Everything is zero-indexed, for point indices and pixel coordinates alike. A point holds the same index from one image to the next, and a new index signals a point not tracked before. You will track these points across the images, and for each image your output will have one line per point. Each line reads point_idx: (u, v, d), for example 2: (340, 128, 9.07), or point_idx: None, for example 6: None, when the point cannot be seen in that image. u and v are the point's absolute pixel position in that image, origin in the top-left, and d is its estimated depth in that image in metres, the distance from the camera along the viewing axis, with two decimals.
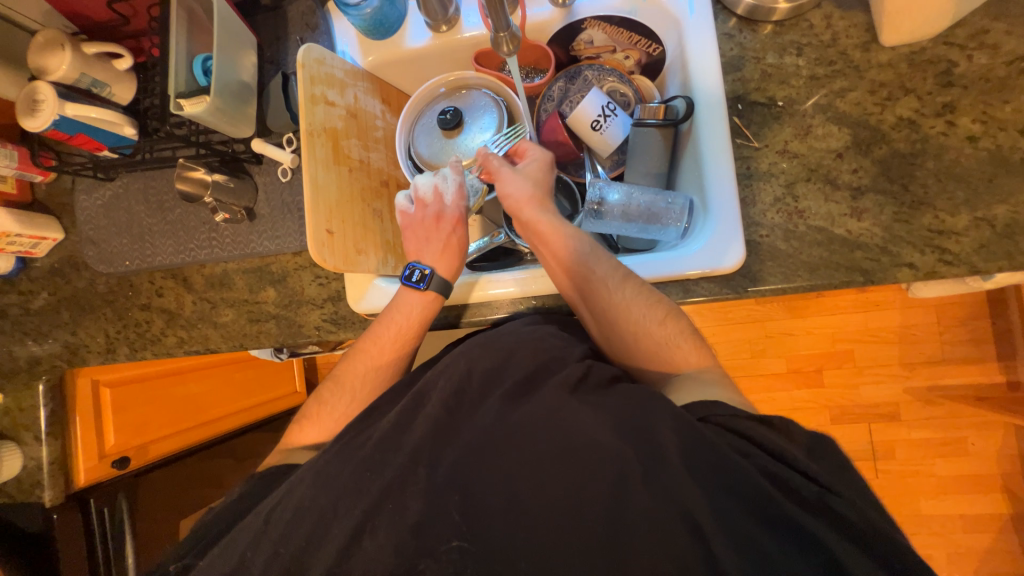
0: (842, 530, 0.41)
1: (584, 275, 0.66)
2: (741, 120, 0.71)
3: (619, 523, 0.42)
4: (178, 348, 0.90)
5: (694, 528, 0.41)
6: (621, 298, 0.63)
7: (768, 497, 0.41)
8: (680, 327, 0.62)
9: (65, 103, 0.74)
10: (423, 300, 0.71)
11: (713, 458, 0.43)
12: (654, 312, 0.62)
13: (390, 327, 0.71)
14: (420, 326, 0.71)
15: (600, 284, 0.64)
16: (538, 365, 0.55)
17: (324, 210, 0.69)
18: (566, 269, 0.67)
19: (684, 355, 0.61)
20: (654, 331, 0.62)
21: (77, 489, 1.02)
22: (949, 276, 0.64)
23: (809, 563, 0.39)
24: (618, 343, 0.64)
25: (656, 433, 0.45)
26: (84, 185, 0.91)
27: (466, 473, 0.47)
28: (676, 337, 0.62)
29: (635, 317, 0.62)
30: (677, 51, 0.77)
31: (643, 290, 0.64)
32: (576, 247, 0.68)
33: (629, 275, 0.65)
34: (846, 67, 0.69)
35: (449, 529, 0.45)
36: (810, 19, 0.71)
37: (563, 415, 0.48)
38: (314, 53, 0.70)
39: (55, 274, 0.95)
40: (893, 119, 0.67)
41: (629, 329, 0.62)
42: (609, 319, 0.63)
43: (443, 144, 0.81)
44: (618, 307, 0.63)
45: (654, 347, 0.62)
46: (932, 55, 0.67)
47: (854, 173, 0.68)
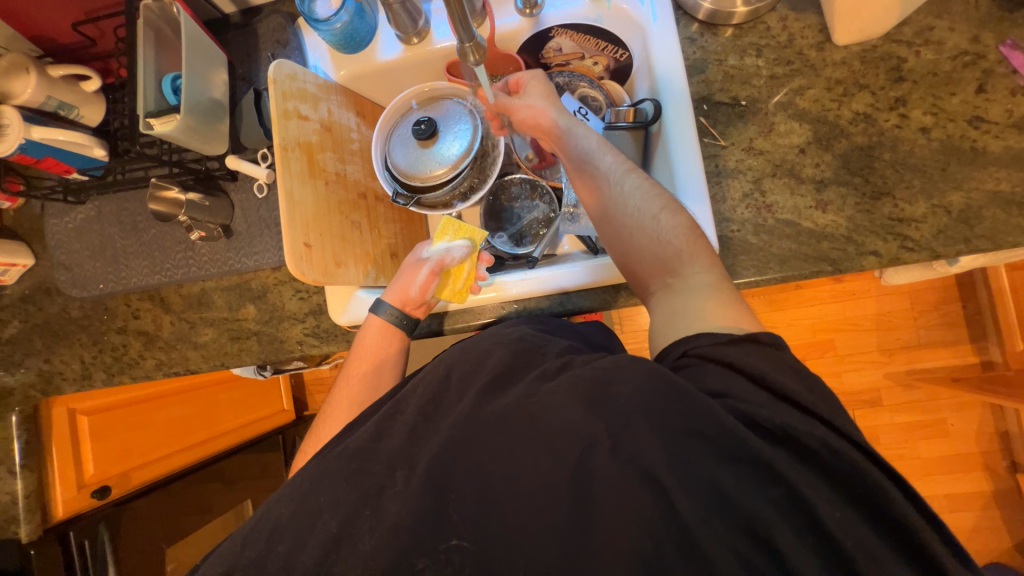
0: (795, 453, 0.42)
1: (590, 174, 0.68)
2: (707, 120, 0.74)
3: (591, 493, 0.43)
4: (157, 371, 0.88)
5: (651, 479, 0.41)
6: (621, 192, 0.65)
7: (722, 419, 0.42)
8: (677, 219, 0.61)
9: (32, 127, 0.73)
10: (386, 334, 0.75)
11: (675, 400, 0.43)
12: (652, 204, 0.62)
13: (357, 367, 0.73)
14: (386, 360, 0.74)
15: (603, 183, 0.67)
16: (515, 361, 0.55)
17: (300, 224, 0.69)
18: (574, 172, 0.71)
19: (677, 251, 0.60)
20: (649, 226, 0.62)
21: (56, 523, 0.98)
22: (911, 262, 0.67)
23: (767, 498, 0.40)
24: (615, 245, 0.66)
25: (624, 403, 0.45)
26: (54, 210, 0.90)
27: (455, 476, 0.46)
28: (673, 232, 0.61)
29: (633, 212, 0.63)
30: (643, 56, 0.79)
31: (644, 184, 0.65)
32: (582, 148, 0.70)
33: (631, 172, 0.66)
34: (803, 66, 0.72)
35: (444, 530, 0.45)
36: (767, 22, 0.74)
37: (537, 401, 0.48)
38: (285, 69, 0.71)
39: (26, 301, 0.93)
40: (849, 114, 0.70)
41: (625, 224, 0.63)
42: (608, 216, 0.66)
43: (420, 154, 0.80)
44: (616, 202, 0.65)
45: (649, 244, 0.61)
46: (882, 52, 0.70)
47: (817, 166, 0.70)
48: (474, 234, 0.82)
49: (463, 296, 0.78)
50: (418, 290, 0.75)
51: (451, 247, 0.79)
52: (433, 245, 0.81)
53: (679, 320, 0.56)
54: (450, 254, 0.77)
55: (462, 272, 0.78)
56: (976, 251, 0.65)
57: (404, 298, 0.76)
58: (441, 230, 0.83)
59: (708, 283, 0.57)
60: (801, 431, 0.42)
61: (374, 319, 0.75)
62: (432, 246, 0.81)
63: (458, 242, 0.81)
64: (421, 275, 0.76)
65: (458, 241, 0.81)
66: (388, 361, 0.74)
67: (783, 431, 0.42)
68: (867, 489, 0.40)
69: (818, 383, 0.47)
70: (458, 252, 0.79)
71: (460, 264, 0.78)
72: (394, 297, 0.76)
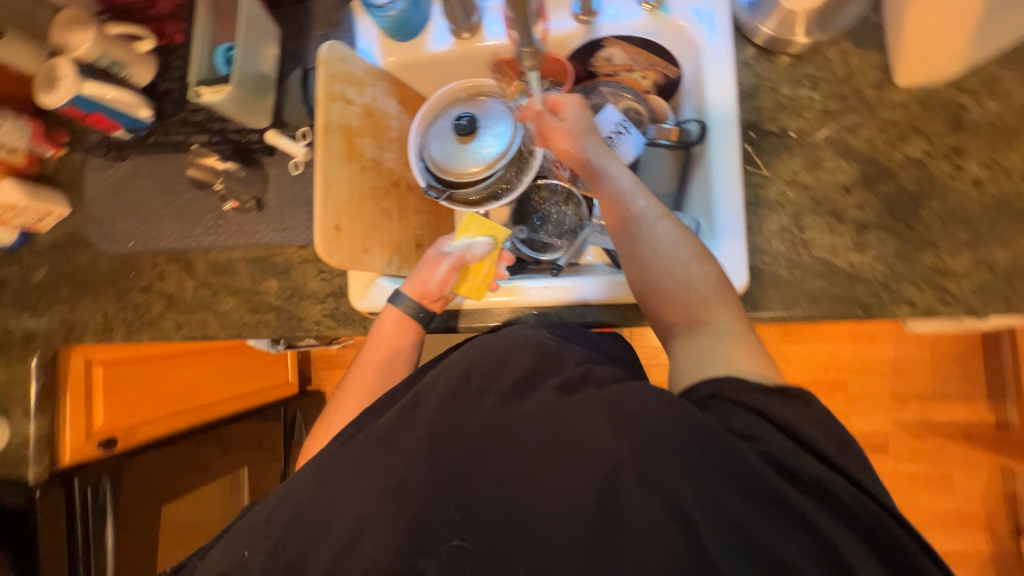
0: (827, 504, 0.41)
1: (622, 214, 0.67)
2: (752, 147, 0.72)
3: (615, 518, 0.42)
4: (175, 333, 0.89)
5: (676, 511, 0.41)
6: (652, 235, 0.64)
7: (752, 460, 0.42)
8: (706, 270, 0.61)
9: (85, 81, 0.75)
10: (404, 326, 0.76)
11: (701, 438, 0.43)
12: (681, 252, 0.62)
13: (371, 356, 0.74)
14: (399, 351, 0.74)
15: (633, 224, 0.66)
16: (536, 371, 0.54)
17: (333, 206, 0.70)
18: (607, 208, 0.69)
19: (704, 300, 0.59)
20: (677, 273, 0.61)
21: (61, 468, 1.01)
22: (947, 316, 0.65)
23: (795, 544, 0.39)
24: (640, 286, 0.65)
25: (651, 432, 0.44)
26: (94, 163, 0.92)
27: (470, 480, 0.46)
28: (702, 281, 0.60)
29: (663, 256, 0.62)
30: (694, 75, 0.77)
31: (676, 230, 0.64)
32: (617, 186, 0.69)
33: (664, 217, 0.65)
34: (859, 104, 0.70)
35: (448, 529, 0.45)
36: (827, 54, 0.72)
37: (561, 412, 0.48)
38: (337, 51, 0.72)
39: (57, 249, 0.95)
40: (901, 158, 0.68)
41: (652, 266, 0.63)
42: (636, 257, 0.65)
43: (457, 149, 0.80)
44: (646, 244, 0.64)
45: (676, 291, 0.61)
46: (943, 98, 0.68)
47: (860, 209, 0.69)
48: (500, 234, 0.82)
49: (480, 293, 0.79)
50: (438, 284, 0.76)
51: (475, 243, 0.79)
52: (455, 241, 0.80)
53: (706, 359, 0.55)
54: (474, 251, 0.78)
55: (483, 270, 0.79)
56: (1015, 313, 0.64)
57: (423, 291, 0.76)
58: (468, 224, 0.82)
59: (734, 331, 0.57)
60: (832, 484, 0.41)
61: (393, 309, 0.75)
62: (453, 241, 0.80)
63: (480, 239, 0.81)
64: (441, 268, 0.76)
65: (481, 238, 0.81)
66: (402, 353, 0.75)
67: (817, 481, 0.41)
68: (894, 548, 0.40)
69: (846, 429, 0.47)
70: (481, 251, 0.79)
71: (482, 262, 0.79)
72: (413, 288, 0.76)
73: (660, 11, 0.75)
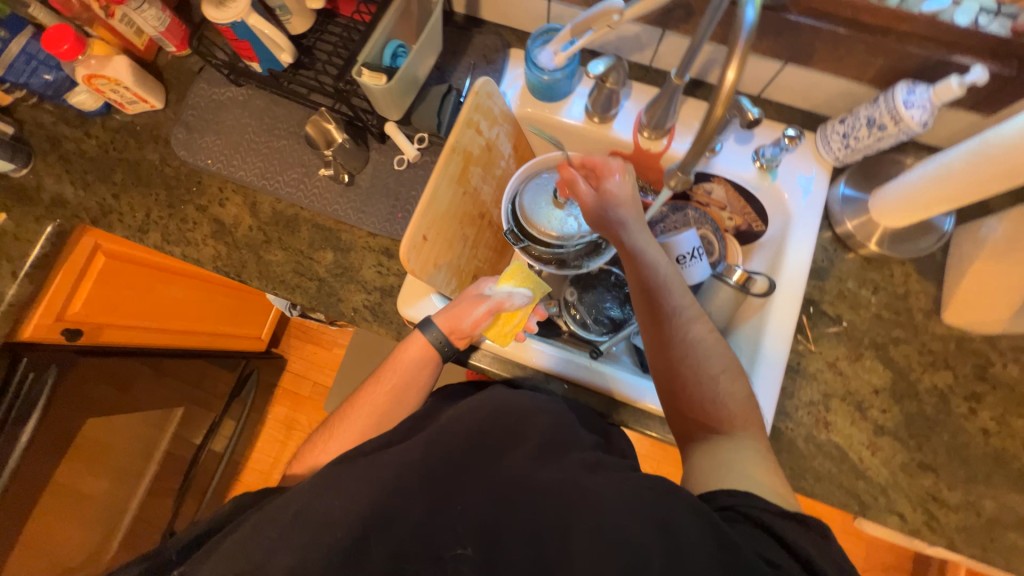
0: None
1: (656, 306, 0.67)
2: (807, 320, 0.79)
3: None
4: (210, 262, 0.87)
5: None
6: (690, 337, 0.66)
7: None
8: (735, 383, 0.64)
9: (252, 12, 0.77)
10: (426, 354, 0.75)
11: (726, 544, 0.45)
12: (714, 363, 0.65)
13: (386, 376, 0.74)
14: (416, 380, 0.74)
15: (667, 322, 0.66)
16: (555, 441, 0.58)
17: (429, 217, 0.72)
18: (642, 296, 0.68)
19: (729, 410, 0.62)
20: (710, 382, 0.64)
21: (15, 341, 0.93)
22: (928, 540, 0.70)
23: None
24: (665, 381, 0.66)
25: (675, 521, 0.46)
26: (209, 76, 0.93)
27: (488, 519, 0.49)
28: (731, 395, 0.63)
29: (697, 361, 0.65)
30: (777, 236, 0.85)
31: (711, 336, 0.67)
32: (653, 275, 0.67)
33: (699, 320, 0.67)
34: (907, 322, 0.78)
35: (451, 537, 0.48)
36: (893, 269, 0.80)
37: (584, 485, 0.51)
38: (488, 87, 0.78)
39: (130, 134, 0.94)
40: (928, 383, 0.75)
41: (685, 369, 0.65)
42: (667, 353, 0.66)
43: (548, 210, 0.85)
44: (678, 345, 0.65)
45: (706, 400, 0.63)
46: (976, 347, 0.76)
47: (883, 413, 0.74)
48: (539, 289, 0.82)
49: (505, 341, 0.79)
50: (470, 324, 0.74)
51: (514, 294, 0.78)
52: (497, 285, 0.79)
53: (724, 470, 0.57)
54: (511, 302, 0.77)
55: (514, 320, 0.79)
56: (986, 561, 0.69)
57: (453, 326, 0.75)
58: (511, 270, 0.82)
59: (756, 446, 0.60)
60: None
61: (420, 337, 0.74)
62: (494, 284, 0.79)
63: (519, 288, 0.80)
64: (479, 311, 0.75)
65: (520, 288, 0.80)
66: (418, 383, 0.74)
67: None
68: None
69: None
70: (518, 303, 0.78)
71: (515, 313, 0.79)
72: (444, 321, 0.75)
73: (769, 173, 0.83)
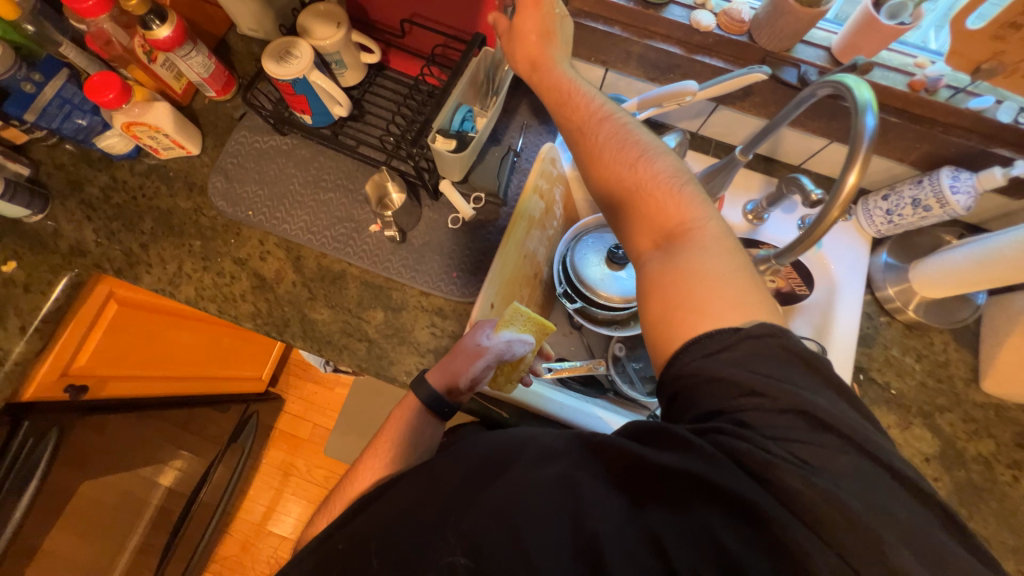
0: None
1: (591, 130, 0.61)
2: (858, 387, 0.81)
3: None
4: (249, 319, 0.82)
5: None
6: (621, 148, 0.59)
7: None
8: (666, 178, 0.57)
9: (315, 70, 0.76)
10: (423, 414, 0.65)
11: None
12: (653, 163, 0.58)
13: (383, 445, 0.63)
14: (416, 448, 0.63)
15: (610, 145, 0.60)
16: (573, 483, 0.45)
17: (497, 283, 0.75)
18: (574, 121, 0.63)
19: (683, 220, 0.54)
20: (644, 183, 0.57)
21: (17, 402, 0.85)
22: None
23: None
24: (618, 212, 0.60)
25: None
26: (250, 123, 0.90)
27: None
28: (672, 196, 0.56)
29: (632, 168, 0.58)
30: (822, 301, 0.87)
31: (638, 140, 0.60)
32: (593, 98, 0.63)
33: (633, 129, 0.60)
34: (949, 390, 0.81)
35: (444, 545, 0.45)
36: (933, 338, 0.84)
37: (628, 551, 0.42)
38: (551, 153, 0.81)
39: (163, 180, 0.89)
40: (974, 451, 0.78)
41: (621, 181, 0.58)
42: (610, 175, 0.59)
43: (604, 271, 0.84)
44: (618, 162, 0.59)
45: (647, 209, 0.56)
46: (1014, 415, 0.80)
47: (935, 481, 0.76)
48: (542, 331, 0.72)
49: (510, 386, 0.75)
50: (470, 380, 0.66)
51: (515, 340, 0.68)
52: (495, 331, 0.68)
53: (689, 289, 0.50)
54: (512, 352, 0.67)
55: (517, 368, 0.72)
56: None
57: (452, 385, 0.66)
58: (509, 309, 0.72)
59: (721, 252, 0.52)
60: None
61: (415, 400, 0.66)
62: (491, 330, 0.69)
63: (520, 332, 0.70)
64: (476, 368, 0.65)
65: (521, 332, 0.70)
66: (420, 447, 0.64)
67: None
68: None
69: None
70: (520, 350, 0.69)
71: (517, 362, 0.71)
72: (441, 378, 0.66)
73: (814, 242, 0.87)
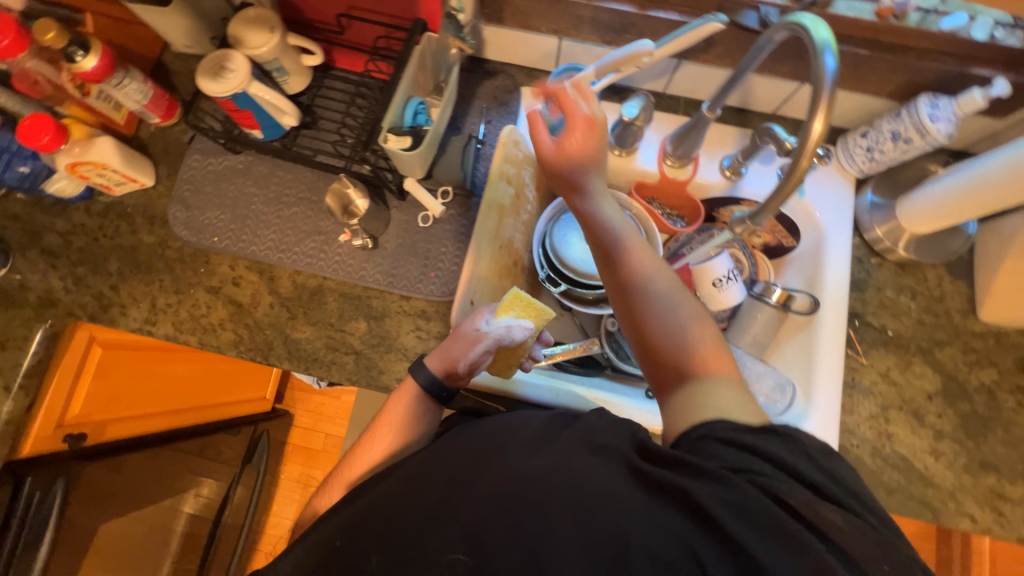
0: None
1: (616, 265, 0.60)
2: (855, 334, 0.80)
3: None
4: (231, 347, 0.80)
5: None
6: (654, 290, 0.58)
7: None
8: (704, 332, 0.57)
9: (254, 81, 0.72)
10: (421, 403, 0.65)
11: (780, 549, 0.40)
12: (679, 313, 0.57)
13: (379, 431, 0.63)
14: (413, 431, 0.63)
15: (617, 267, 0.59)
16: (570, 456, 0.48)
17: (473, 281, 0.72)
18: (595, 247, 0.61)
19: (706, 362, 0.55)
20: (673, 329, 0.57)
21: (15, 461, 0.83)
22: (1000, 537, 0.71)
23: None
24: (640, 344, 0.59)
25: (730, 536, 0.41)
26: (201, 146, 0.87)
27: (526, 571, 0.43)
28: (701, 341, 0.56)
29: (661, 314, 0.57)
30: (810, 251, 0.85)
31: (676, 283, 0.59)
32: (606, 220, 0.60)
33: (650, 275, 0.59)
34: (947, 324, 0.80)
35: (445, 543, 0.45)
36: (926, 273, 0.82)
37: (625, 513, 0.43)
38: (512, 136, 0.77)
39: (121, 217, 0.86)
40: (976, 382, 0.77)
41: (648, 316, 0.58)
42: (637, 314, 0.59)
43: (584, 250, 0.83)
44: (650, 308, 0.58)
45: (673, 347, 0.56)
46: (1014, 341, 0.78)
47: (939, 417, 0.76)
48: (542, 314, 0.70)
49: (511, 369, 0.73)
50: (468, 367, 0.65)
51: (514, 326, 0.67)
52: (494, 316, 0.67)
53: (701, 408, 0.52)
54: (511, 337, 0.66)
55: (517, 353, 0.71)
56: None
57: (450, 370, 0.65)
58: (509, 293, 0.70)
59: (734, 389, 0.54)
60: None
61: (413, 388, 0.65)
62: (491, 315, 0.67)
63: (519, 317, 0.68)
64: (475, 353, 0.64)
65: (519, 317, 0.68)
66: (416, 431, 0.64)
67: None
68: None
69: None
70: (519, 337, 0.67)
71: (517, 347, 0.69)
72: (439, 364, 0.65)
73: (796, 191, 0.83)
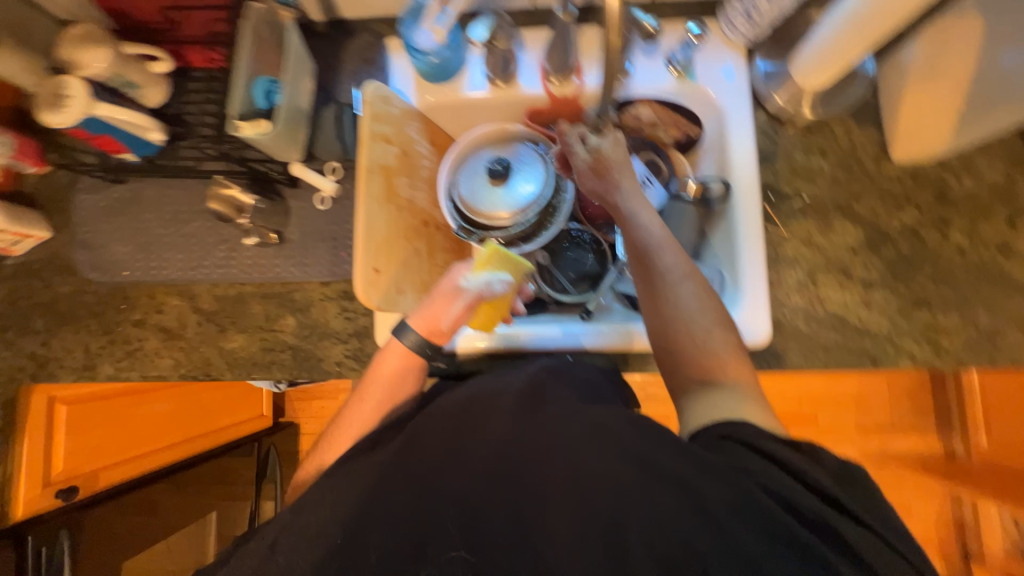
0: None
1: (649, 264, 0.63)
2: (772, 209, 0.78)
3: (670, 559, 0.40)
4: (173, 372, 0.81)
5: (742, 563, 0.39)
6: (682, 292, 0.60)
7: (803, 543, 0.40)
8: (724, 338, 0.59)
9: (97, 102, 0.70)
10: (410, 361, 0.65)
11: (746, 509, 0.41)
12: (705, 318, 0.59)
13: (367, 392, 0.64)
14: (401, 393, 0.65)
15: (659, 279, 0.61)
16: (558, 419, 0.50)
17: (373, 249, 0.69)
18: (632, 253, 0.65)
19: (725, 366, 0.57)
20: (692, 324, 0.59)
21: (11, 524, 0.91)
22: (941, 368, 0.73)
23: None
24: (659, 337, 0.61)
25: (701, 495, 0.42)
26: (86, 185, 0.85)
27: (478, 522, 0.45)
28: (718, 344, 0.58)
29: (686, 315, 0.59)
30: (716, 136, 0.83)
31: (703, 290, 0.61)
32: (650, 235, 0.64)
33: (689, 277, 0.61)
34: (861, 174, 0.78)
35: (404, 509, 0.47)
36: (834, 128, 0.79)
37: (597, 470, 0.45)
38: (380, 91, 0.72)
39: (31, 274, 0.85)
40: (898, 225, 0.76)
41: (670, 318, 0.60)
42: (658, 308, 0.61)
43: (487, 191, 0.80)
44: (673, 302, 0.60)
45: (689, 351, 0.58)
46: (930, 174, 0.77)
47: (866, 268, 0.76)
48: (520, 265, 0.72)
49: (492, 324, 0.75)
50: (451, 323, 0.66)
51: (495, 280, 0.67)
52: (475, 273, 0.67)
53: (714, 409, 0.53)
54: (492, 291, 0.67)
55: (498, 304, 0.72)
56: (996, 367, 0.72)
57: (432, 328, 0.65)
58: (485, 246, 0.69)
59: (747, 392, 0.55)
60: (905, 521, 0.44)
61: (398, 345, 0.65)
62: (470, 272, 0.67)
63: (499, 272, 0.69)
64: (456, 310, 0.65)
65: (499, 271, 0.69)
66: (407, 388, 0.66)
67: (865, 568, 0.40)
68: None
69: None
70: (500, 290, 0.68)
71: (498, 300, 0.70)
72: (421, 323, 0.65)
73: (687, 77, 0.80)
